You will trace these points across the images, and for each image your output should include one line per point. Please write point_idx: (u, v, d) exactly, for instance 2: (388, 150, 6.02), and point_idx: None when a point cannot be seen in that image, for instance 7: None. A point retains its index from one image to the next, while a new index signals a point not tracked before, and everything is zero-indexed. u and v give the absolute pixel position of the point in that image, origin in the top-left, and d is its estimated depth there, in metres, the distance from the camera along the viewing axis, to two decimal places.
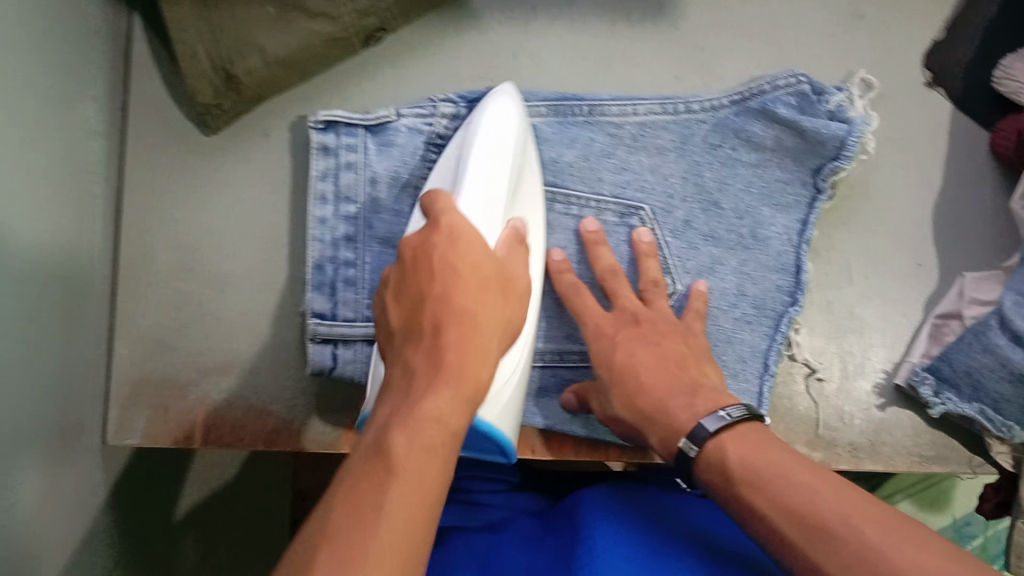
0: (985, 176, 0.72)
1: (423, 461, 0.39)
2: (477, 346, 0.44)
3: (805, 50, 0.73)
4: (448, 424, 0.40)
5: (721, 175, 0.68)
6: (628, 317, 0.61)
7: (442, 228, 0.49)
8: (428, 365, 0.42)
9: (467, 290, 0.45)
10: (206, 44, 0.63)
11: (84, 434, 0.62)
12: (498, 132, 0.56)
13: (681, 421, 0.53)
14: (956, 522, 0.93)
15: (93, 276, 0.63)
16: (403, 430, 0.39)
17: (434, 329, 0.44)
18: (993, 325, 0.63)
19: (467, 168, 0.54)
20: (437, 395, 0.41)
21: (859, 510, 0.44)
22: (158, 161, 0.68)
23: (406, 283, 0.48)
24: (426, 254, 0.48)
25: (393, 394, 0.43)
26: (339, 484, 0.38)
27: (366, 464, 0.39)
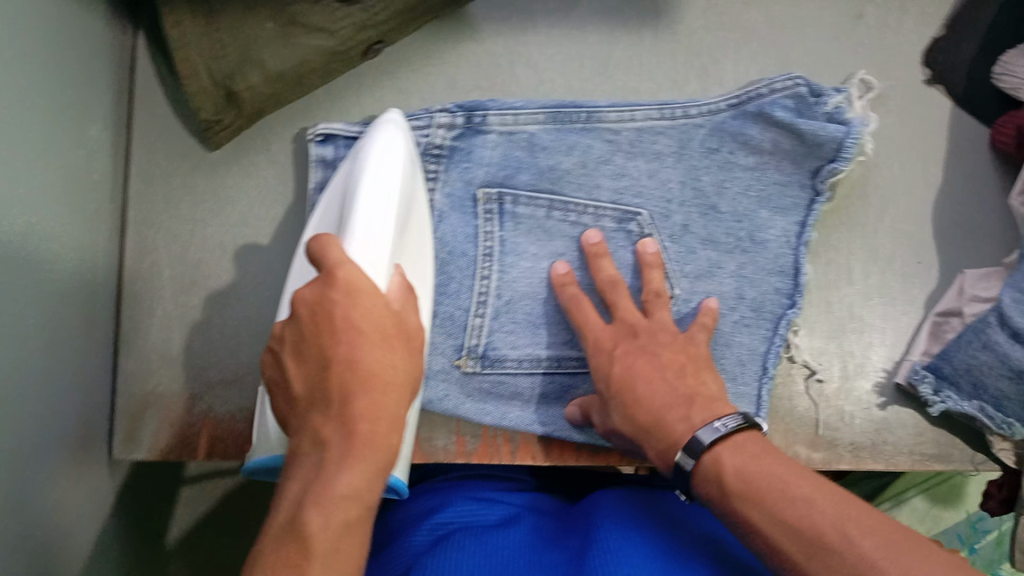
0: (985, 174, 0.72)
1: (339, 539, 0.40)
2: (386, 411, 0.43)
3: (802, 51, 0.73)
4: (359, 497, 0.41)
5: (718, 179, 0.69)
6: (627, 329, 0.62)
7: (338, 281, 0.45)
8: (337, 438, 0.42)
9: (370, 348, 0.44)
10: (206, 62, 0.64)
11: (92, 447, 0.63)
12: (390, 175, 0.55)
13: (678, 433, 0.53)
14: (971, 517, 0.92)
15: (100, 292, 0.65)
16: (318, 512, 0.40)
17: (340, 396, 0.43)
18: (993, 322, 0.62)
19: (357, 213, 0.53)
20: (350, 470, 0.41)
21: (856, 523, 0.45)
22: (162, 178, 0.69)
23: (304, 342, 0.45)
24: (324, 311, 0.45)
25: (303, 468, 0.43)
26: (256, 566, 0.40)
27: (282, 547, 0.40)
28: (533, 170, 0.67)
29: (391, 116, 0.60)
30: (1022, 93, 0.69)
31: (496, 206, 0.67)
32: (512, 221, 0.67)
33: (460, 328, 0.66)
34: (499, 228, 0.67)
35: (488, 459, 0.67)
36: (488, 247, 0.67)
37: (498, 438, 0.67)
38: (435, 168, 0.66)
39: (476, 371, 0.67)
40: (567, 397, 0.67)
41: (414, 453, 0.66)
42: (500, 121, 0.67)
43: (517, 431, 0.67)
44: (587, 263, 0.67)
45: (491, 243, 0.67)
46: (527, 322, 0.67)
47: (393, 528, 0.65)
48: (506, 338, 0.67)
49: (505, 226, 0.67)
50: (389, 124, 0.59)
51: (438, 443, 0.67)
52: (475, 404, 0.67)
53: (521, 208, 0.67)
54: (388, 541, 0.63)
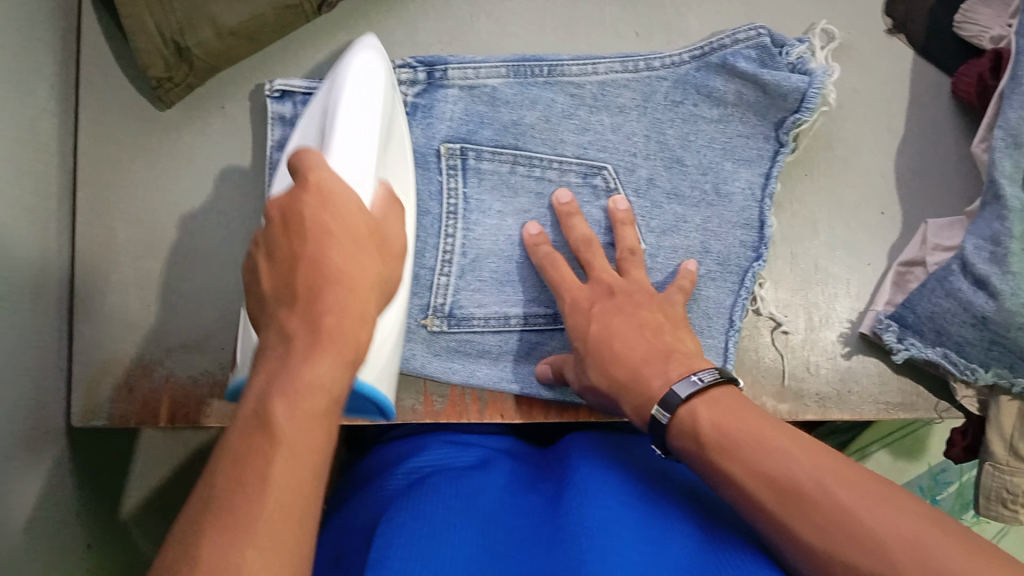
0: (947, 123, 0.72)
1: (305, 428, 0.38)
2: (356, 308, 0.42)
3: (766, 2, 0.72)
4: (329, 391, 0.40)
5: (683, 132, 0.68)
6: (604, 289, 0.61)
7: (310, 184, 0.45)
8: (305, 333, 0.41)
9: (340, 248, 0.44)
10: (155, 18, 0.62)
11: (48, 416, 0.61)
12: (366, 91, 0.55)
13: (654, 388, 0.53)
14: (933, 469, 0.93)
15: (53, 257, 0.63)
16: (283, 401, 0.38)
17: (309, 291, 0.42)
18: (955, 269, 0.63)
19: (338, 127, 0.53)
20: (317, 361, 0.40)
21: (832, 473, 0.44)
22: (114, 138, 0.67)
23: (277, 247, 0.45)
24: (296, 213, 0.45)
25: (269, 363, 0.41)
26: (217, 456, 0.37)
27: (243, 438, 0.37)
28: (496, 125, 0.66)
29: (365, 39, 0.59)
30: (982, 41, 0.69)
31: (459, 161, 0.65)
32: (476, 178, 0.66)
33: (425, 287, 0.65)
34: (462, 185, 0.66)
35: (457, 418, 0.66)
36: (452, 205, 0.65)
37: (466, 396, 0.66)
38: None
39: (443, 330, 0.66)
40: (535, 354, 0.67)
41: None
42: (461, 76, 0.65)
43: (486, 388, 0.66)
44: (559, 224, 0.66)
45: (455, 200, 0.65)
46: (493, 280, 0.66)
47: (369, 474, 0.65)
48: (472, 296, 0.66)
49: (469, 182, 0.66)
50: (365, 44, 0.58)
51: (405, 402, 0.66)
52: (442, 363, 0.66)
53: (485, 164, 0.66)
54: (365, 485, 0.63)
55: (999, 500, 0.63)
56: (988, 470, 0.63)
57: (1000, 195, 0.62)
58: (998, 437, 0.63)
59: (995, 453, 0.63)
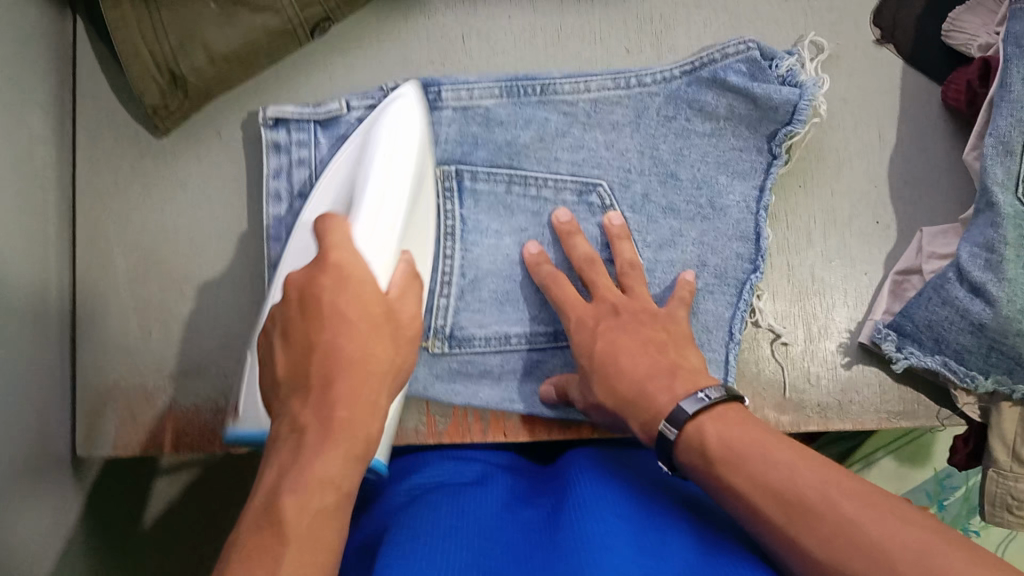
0: (938, 131, 0.72)
1: (316, 525, 0.40)
2: (365, 400, 0.45)
3: (755, 15, 0.72)
4: (337, 484, 0.42)
5: (676, 147, 0.68)
6: (608, 307, 0.61)
7: (330, 266, 0.47)
8: (316, 424, 0.43)
9: (354, 335, 0.46)
10: (149, 43, 0.63)
11: (51, 446, 0.61)
12: (398, 160, 0.58)
13: (660, 403, 0.53)
14: (938, 474, 0.93)
15: (53, 287, 0.63)
16: (295, 499, 0.40)
17: (321, 381, 0.44)
18: (952, 277, 0.63)
19: (366, 197, 0.56)
20: (327, 456, 0.42)
21: (837, 486, 0.44)
22: (110, 166, 0.67)
23: (292, 326, 0.46)
24: (312, 296, 0.46)
25: (279, 452, 0.43)
26: (229, 549, 0.40)
27: (257, 528, 0.40)
28: (490, 145, 0.67)
29: (404, 95, 0.62)
30: (970, 49, 0.70)
31: (455, 183, 0.66)
32: (472, 198, 0.66)
33: (426, 309, 0.65)
34: (459, 206, 0.66)
35: (459, 438, 0.66)
36: (449, 226, 0.66)
37: (468, 416, 0.66)
38: None
39: (444, 352, 0.66)
40: (536, 373, 0.67)
41: None
42: (454, 97, 0.66)
43: (489, 408, 0.66)
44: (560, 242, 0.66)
45: (452, 221, 0.66)
46: (492, 299, 0.66)
47: (368, 491, 0.65)
48: (472, 317, 0.66)
49: (465, 203, 0.66)
50: (401, 102, 0.61)
51: (408, 425, 0.65)
52: (443, 385, 0.66)
53: (480, 184, 0.67)
54: (365, 503, 0.62)
55: (1004, 506, 0.63)
56: (993, 477, 0.63)
57: (993, 202, 0.62)
58: (1000, 443, 0.63)
59: (998, 460, 0.63)
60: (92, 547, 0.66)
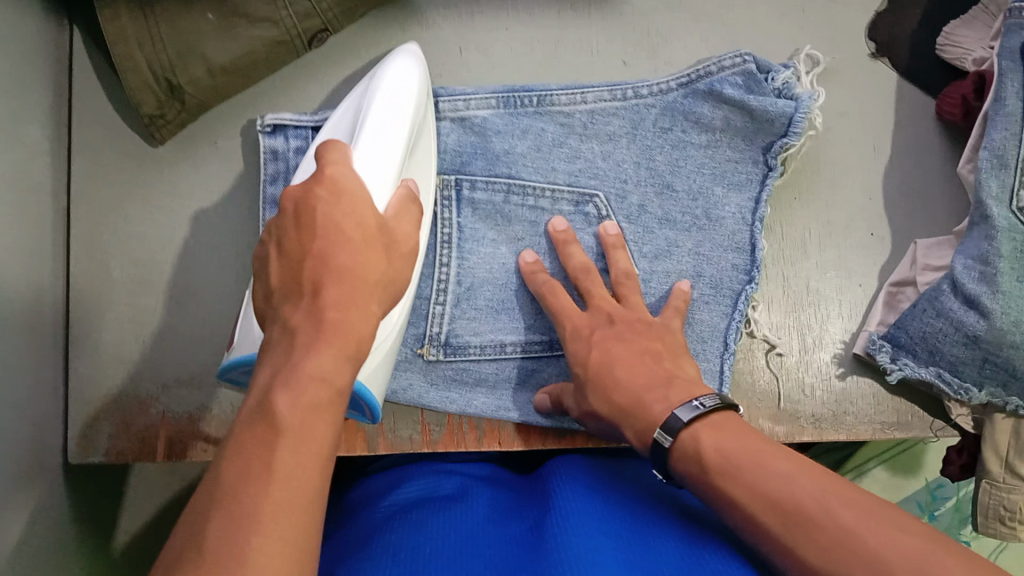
0: (932, 144, 0.73)
1: (311, 420, 0.38)
2: (360, 304, 0.43)
3: (751, 28, 0.73)
4: (333, 382, 0.40)
5: (672, 158, 0.69)
6: (603, 317, 0.61)
7: (326, 178, 0.47)
8: (309, 326, 0.41)
9: (347, 245, 0.44)
10: (146, 55, 0.63)
11: (46, 456, 0.61)
12: (398, 99, 0.56)
13: (655, 412, 0.53)
14: (929, 485, 0.93)
15: (48, 297, 0.63)
16: (286, 393, 0.38)
17: (314, 287, 0.42)
18: (946, 289, 0.63)
19: (367, 132, 0.54)
20: (321, 354, 0.40)
21: (833, 494, 0.44)
22: (107, 175, 0.67)
23: (286, 237, 0.45)
24: (307, 205, 0.45)
25: (273, 356, 0.41)
26: (223, 453, 0.38)
27: (249, 428, 0.38)
28: (488, 155, 0.67)
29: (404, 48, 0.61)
30: (965, 63, 0.70)
31: (453, 192, 0.66)
32: (469, 208, 0.66)
33: (422, 317, 0.66)
34: (456, 215, 0.66)
35: (453, 447, 0.66)
36: (447, 234, 0.66)
37: (464, 426, 0.66)
38: None
39: (440, 360, 0.66)
40: (531, 382, 0.67)
41: (379, 443, 0.65)
42: (451, 109, 0.66)
43: (484, 417, 0.66)
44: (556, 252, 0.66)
45: (450, 230, 0.66)
46: (489, 308, 0.67)
47: (354, 503, 0.64)
48: (469, 325, 0.66)
49: (463, 212, 0.66)
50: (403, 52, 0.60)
51: (403, 433, 0.66)
52: (439, 393, 0.66)
53: (478, 194, 0.66)
54: (353, 514, 0.62)
55: (997, 517, 0.63)
56: (985, 488, 0.64)
57: (987, 215, 0.63)
58: (992, 453, 0.63)
59: (991, 471, 0.63)
60: (86, 558, 0.65)
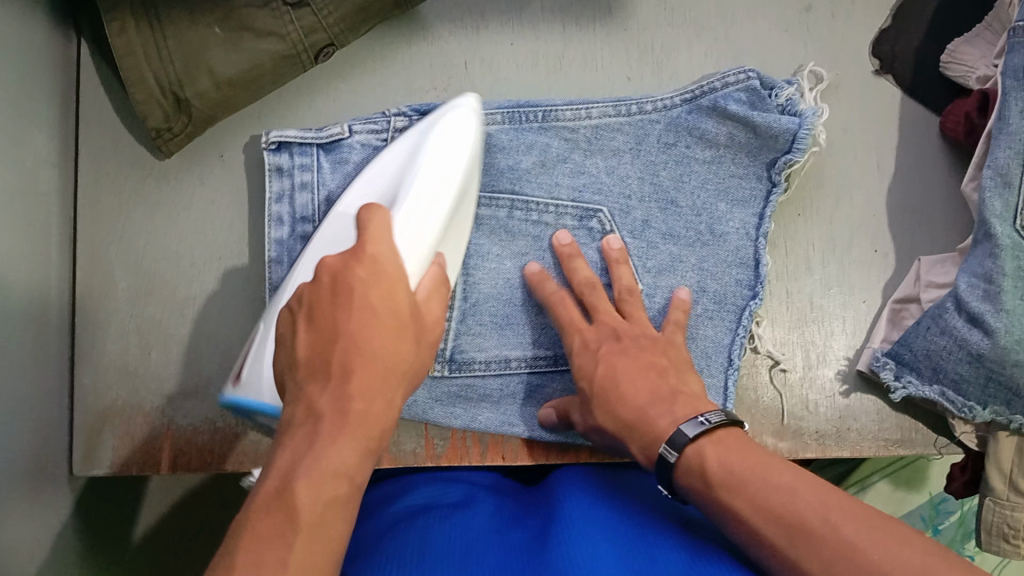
0: (937, 160, 0.73)
1: (325, 520, 0.39)
2: (382, 395, 0.43)
3: (755, 44, 0.73)
4: (349, 476, 0.41)
5: (676, 174, 0.69)
6: (608, 331, 0.62)
7: (367, 256, 0.46)
8: (334, 412, 0.42)
9: (381, 333, 0.44)
10: (153, 68, 0.63)
11: (50, 467, 0.61)
12: (441, 175, 0.58)
13: (660, 427, 0.54)
14: (933, 499, 0.93)
15: (53, 309, 0.63)
16: (306, 487, 0.39)
17: (343, 370, 0.43)
18: (950, 307, 0.64)
19: (406, 206, 0.56)
20: (343, 448, 0.41)
21: (837, 509, 0.44)
22: (113, 187, 0.68)
23: (320, 310, 0.45)
24: (345, 284, 0.45)
25: (294, 438, 0.42)
26: (235, 531, 0.39)
27: (267, 515, 0.39)
28: (492, 171, 0.67)
29: (458, 109, 0.61)
30: (969, 81, 0.70)
31: None
32: (474, 224, 0.67)
33: None
34: None
35: (457, 462, 0.66)
36: None
37: (467, 441, 0.67)
38: None
39: (444, 375, 0.66)
40: (535, 398, 0.67)
41: (382, 457, 0.65)
42: None
43: (488, 432, 0.66)
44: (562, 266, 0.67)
45: None
46: (493, 323, 0.67)
47: (359, 510, 0.64)
48: (473, 341, 0.66)
49: (467, 227, 0.67)
50: (454, 119, 0.60)
51: (406, 446, 0.66)
52: (443, 409, 0.66)
53: (483, 210, 0.67)
54: (356, 522, 0.62)
55: (1000, 535, 0.63)
56: (988, 506, 0.63)
57: (991, 234, 0.63)
58: (996, 471, 0.63)
59: (995, 488, 0.63)
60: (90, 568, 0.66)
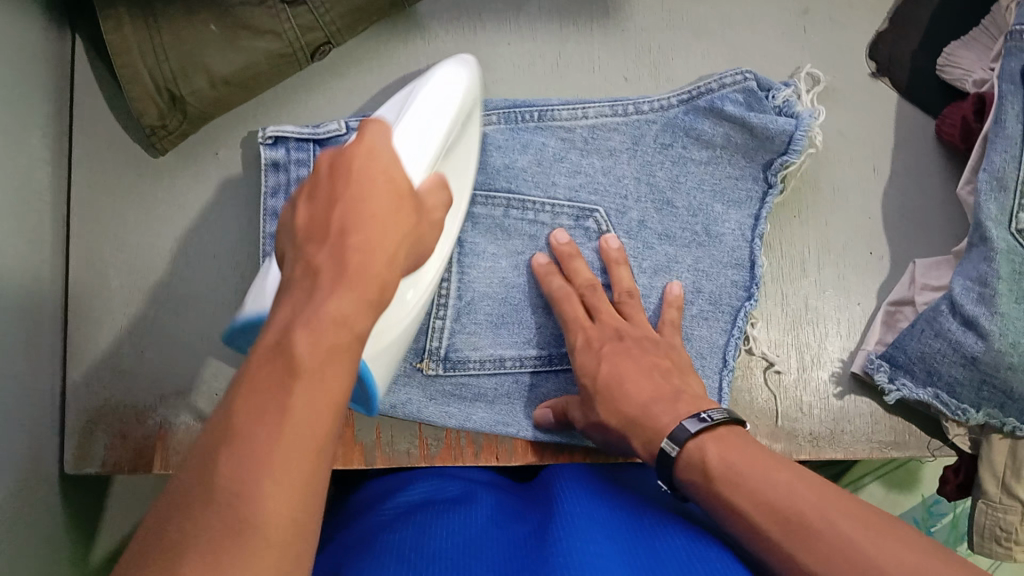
0: (932, 163, 0.73)
1: (328, 366, 0.35)
2: (383, 257, 0.41)
3: (752, 46, 0.73)
4: (351, 327, 0.37)
5: (673, 174, 0.69)
6: (611, 332, 0.62)
7: (365, 137, 0.44)
8: (331, 269, 0.39)
9: (378, 203, 0.42)
10: (149, 65, 0.63)
11: (43, 466, 0.61)
12: (440, 104, 0.56)
13: (664, 423, 0.53)
14: (926, 500, 0.93)
15: (46, 308, 0.63)
16: (306, 333, 0.36)
17: (339, 236, 0.40)
18: (945, 310, 0.64)
19: (401, 130, 0.53)
20: (342, 297, 0.37)
21: (836, 507, 0.45)
22: (107, 184, 0.67)
23: (318, 188, 0.43)
24: (342, 160, 0.43)
25: (294, 294, 0.39)
26: (233, 385, 0.35)
27: (266, 365, 0.35)
28: (487, 170, 0.67)
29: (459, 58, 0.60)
30: (965, 84, 0.70)
31: None
32: (470, 223, 0.67)
33: (422, 331, 0.65)
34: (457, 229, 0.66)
35: (451, 462, 0.66)
36: None
37: (461, 440, 0.66)
38: None
39: (438, 374, 0.66)
40: (530, 398, 0.67)
41: (376, 457, 0.65)
42: None
43: (483, 432, 0.66)
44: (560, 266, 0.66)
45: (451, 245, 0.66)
46: (487, 322, 0.67)
47: (356, 508, 0.64)
48: (468, 339, 0.66)
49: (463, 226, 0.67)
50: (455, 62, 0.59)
51: (400, 447, 0.66)
52: (437, 408, 0.66)
53: (478, 209, 0.67)
54: (356, 516, 0.62)
55: (993, 538, 0.63)
56: (982, 509, 0.63)
57: (986, 237, 0.63)
58: (989, 475, 0.63)
59: (987, 492, 0.63)
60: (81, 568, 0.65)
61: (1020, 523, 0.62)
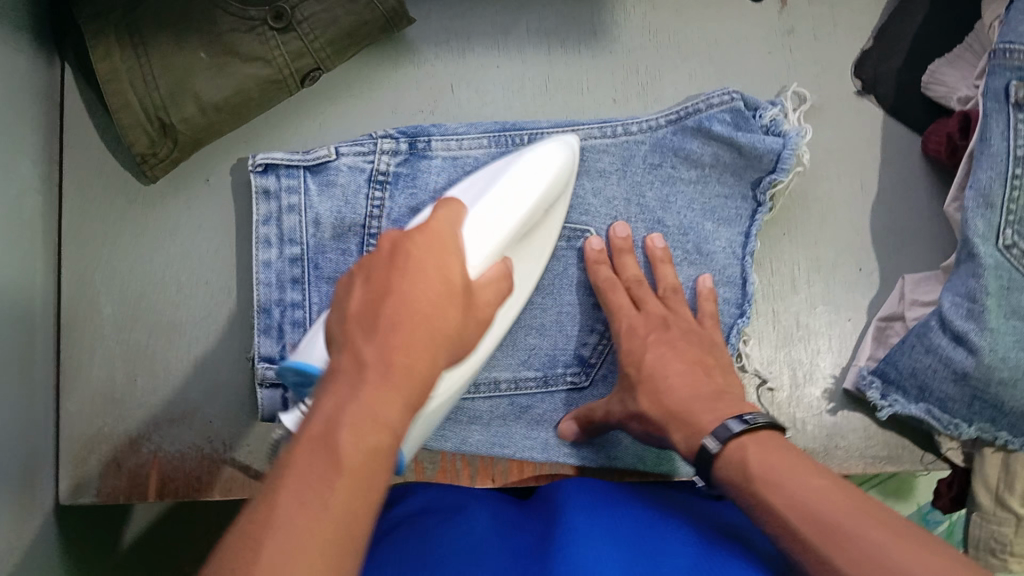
0: (919, 178, 0.73)
1: (370, 468, 0.36)
2: (429, 352, 0.41)
3: (739, 66, 0.74)
4: (388, 429, 0.37)
5: (662, 195, 0.69)
6: (658, 320, 0.63)
7: (428, 228, 0.46)
8: (378, 364, 0.39)
9: (426, 290, 0.43)
10: (138, 93, 0.63)
11: (39, 495, 0.61)
12: (521, 185, 0.58)
13: (706, 421, 0.54)
14: (922, 507, 0.94)
15: (39, 339, 0.62)
16: (351, 432, 0.36)
17: (388, 323, 0.41)
18: (934, 325, 0.64)
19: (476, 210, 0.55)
20: (388, 397, 0.38)
21: (874, 515, 0.43)
22: (98, 211, 0.67)
23: (374, 269, 0.44)
24: (403, 247, 0.44)
25: (338, 385, 0.39)
26: (279, 469, 0.36)
27: (313, 457, 0.36)
28: None
29: (560, 142, 0.62)
30: (949, 102, 0.71)
31: None
32: None
33: None
34: None
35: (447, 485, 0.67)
36: None
37: (457, 463, 0.67)
38: (381, 195, 0.66)
39: None
40: (524, 418, 0.67)
41: None
42: (444, 147, 0.67)
43: (478, 454, 0.67)
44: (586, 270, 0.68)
45: None
46: None
47: None
48: None
49: None
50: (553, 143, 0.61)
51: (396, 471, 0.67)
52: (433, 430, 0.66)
53: None
54: None
55: (987, 550, 0.64)
56: (977, 520, 0.65)
57: (973, 254, 0.63)
58: (982, 487, 0.64)
59: (981, 505, 0.64)
60: None
61: (1015, 535, 0.63)
